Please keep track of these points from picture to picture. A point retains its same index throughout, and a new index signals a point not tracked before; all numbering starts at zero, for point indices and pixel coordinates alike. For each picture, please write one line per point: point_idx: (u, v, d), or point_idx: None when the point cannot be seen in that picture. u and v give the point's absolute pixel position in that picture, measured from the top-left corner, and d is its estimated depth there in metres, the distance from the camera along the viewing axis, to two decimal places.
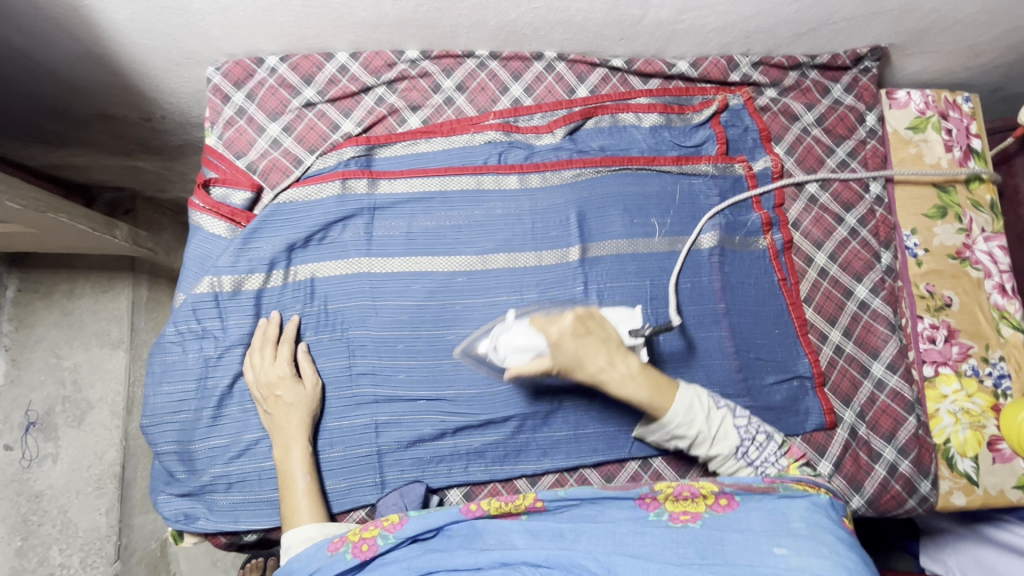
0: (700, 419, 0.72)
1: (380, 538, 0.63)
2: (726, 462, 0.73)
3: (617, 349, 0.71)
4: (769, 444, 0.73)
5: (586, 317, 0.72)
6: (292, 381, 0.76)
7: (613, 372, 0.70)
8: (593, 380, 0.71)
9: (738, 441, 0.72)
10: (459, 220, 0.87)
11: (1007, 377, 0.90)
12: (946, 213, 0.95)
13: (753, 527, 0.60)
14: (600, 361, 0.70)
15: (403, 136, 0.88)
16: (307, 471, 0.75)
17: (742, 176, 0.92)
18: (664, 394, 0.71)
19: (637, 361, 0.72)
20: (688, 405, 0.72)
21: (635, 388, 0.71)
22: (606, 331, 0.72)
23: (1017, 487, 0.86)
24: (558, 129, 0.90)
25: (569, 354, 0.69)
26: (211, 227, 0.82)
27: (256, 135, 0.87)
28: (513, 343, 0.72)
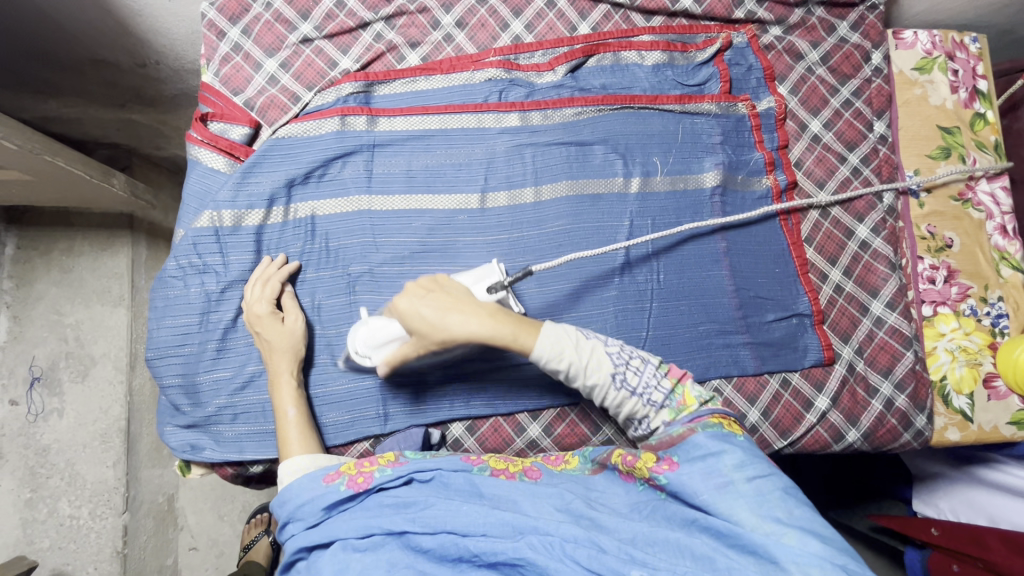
0: (567, 349, 0.64)
1: (378, 473, 0.64)
2: (607, 395, 0.65)
3: (463, 297, 0.66)
4: (646, 367, 0.66)
5: (431, 282, 0.69)
6: (271, 319, 0.76)
7: (455, 320, 0.64)
8: (440, 333, 0.64)
9: (614, 366, 0.64)
10: (459, 158, 0.86)
11: (1006, 317, 0.90)
12: (949, 153, 0.94)
13: (700, 493, 0.57)
14: (437, 314, 0.64)
15: (402, 73, 0.87)
16: (293, 403, 0.74)
17: (745, 115, 0.91)
18: (523, 329, 0.64)
19: (487, 304, 0.65)
20: (552, 337, 0.64)
21: (490, 328, 0.63)
22: (454, 286, 0.68)
23: (1011, 424, 0.87)
24: (560, 67, 0.89)
25: (408, 311, 0.66)
26: (210, 161, 0.81)
27: (253, 72, 0.85)
28: (376, 336, 0.74)
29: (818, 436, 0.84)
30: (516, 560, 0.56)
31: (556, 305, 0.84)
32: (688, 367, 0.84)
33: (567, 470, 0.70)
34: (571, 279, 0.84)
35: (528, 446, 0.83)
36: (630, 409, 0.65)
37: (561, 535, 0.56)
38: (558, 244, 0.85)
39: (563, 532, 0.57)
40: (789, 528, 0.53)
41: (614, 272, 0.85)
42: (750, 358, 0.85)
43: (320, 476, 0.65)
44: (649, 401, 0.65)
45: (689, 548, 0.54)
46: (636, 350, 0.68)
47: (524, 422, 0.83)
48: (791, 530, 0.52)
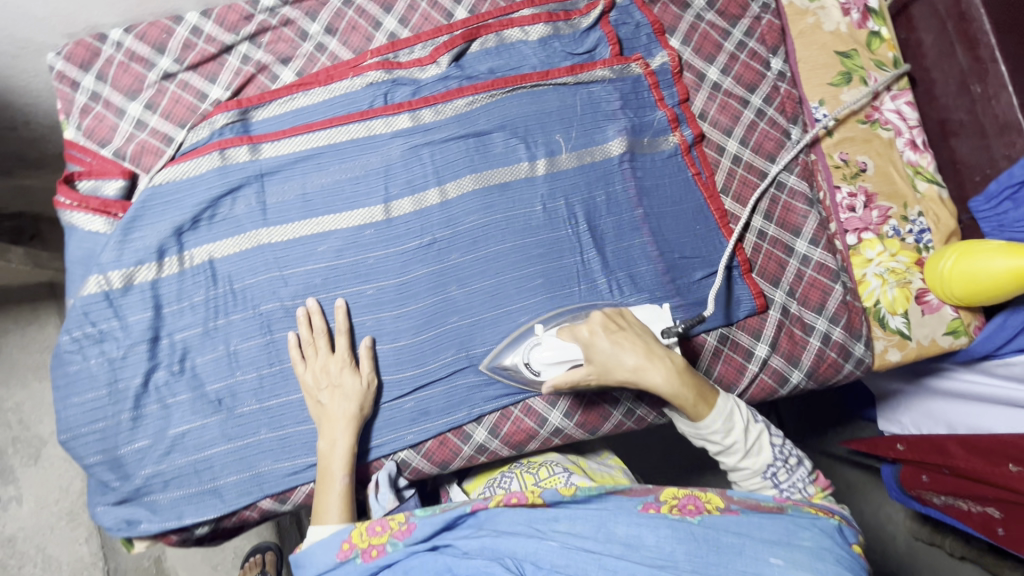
0: (733, 427, 0.70)
1: (391, 545, 0.64)
2: (751, 477, 0.71)
3: (652, 344, 0.70)
4: (798, 468, 0.71)
5: (615, 318, 0.73)
6: (350, 373, 0.75)
7: (651, 367, 0.68)
8: (629, 380, 0.69)
9: (771, 459, 0.70)
10: (355, 171, 0.82)
11: (928, 231, 0.91)
12: (851, 78, 0.93)
13: (752, 537, 0.61)
14: (632, 355, 0.69)
15: (277, 93, 0.82)
16: (345, 472, 0.72)
17: (641, 75, 0.89)
18: (704, 397, 0.69)
19: (672, 357, 0.70)
20: (727, 415, 0.69)
21: (679, 385, 0.68)
22: (640, 328, 0.72)
23: (948, 334, 0.88)
24: (442, 57, 0.85)
25: (602, 352, 0.69)
26: (86, 223, 0.76)
27: (117, 119, 0.80)
28: (546, 354, 0.73)
29: (764, 383, 0.84)
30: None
31: (482, 305, 0.82)
32: None
33: (582, 492, 0.64)
34: (492, 275, 0.82)
35: (478, 452, 0.81)
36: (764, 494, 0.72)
37: (538, 558, 0.60)
38: (473, 242, 0.83)
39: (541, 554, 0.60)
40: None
41: (534, 260, 0.83)
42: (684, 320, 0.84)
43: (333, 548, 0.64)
44: (788, 497, 0.70)
45: (668, 563, 0.59)
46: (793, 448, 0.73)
47: (470, 429, 0.81)
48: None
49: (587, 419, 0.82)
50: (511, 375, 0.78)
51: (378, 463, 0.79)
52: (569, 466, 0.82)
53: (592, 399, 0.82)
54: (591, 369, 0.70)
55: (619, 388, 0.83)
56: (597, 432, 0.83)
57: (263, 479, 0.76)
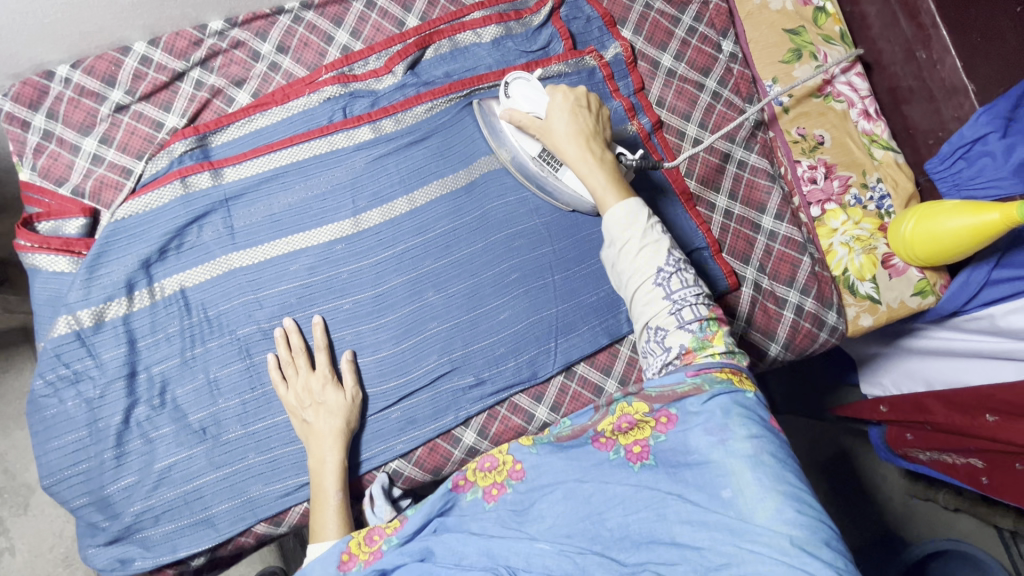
0: (633, 234, 0.67)
1: (386, 544, 0.63)
2: (644, 286, 0.66)
3: (601, 138, 0.73)
4: (694, 287, 0.66)
5: (586, 99, 0.75)
6: (334, 390, 0.75)
7: (586, 150, 0.71)
8: (557, 141, 0.73)
9: (664, 264, 0.66)
10: (320, 187, 0.82)
11: (888, 197, 0.93)
12: (801, 54, 0.95)
13: (694, 449, 0.58)
14: (576, 137, 0.72)
15: (234, 115, 0.81)
16: (339, 488, 0.72)
17: (596, 67, 0.90)
18: (615, 191, 0.69)
19: (611, 162, 0.72)
20: (630, 214, 0.67)
21: (597, 171, 0.71)
22: (602, 120, 0.75)
23: (917, 296, 0.90)
24: (397, 66, 0.85)
25: (557, 124, 0.72)
26: (50, 265, 0.75)
27: (73, 156, 0.79)
28: (521, 94, 0.76)
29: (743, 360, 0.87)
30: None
31: (460, 309, 0.82)
32: (604, 332, 0.85)
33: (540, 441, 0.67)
34: (467, 277, 0.83)
35: (469, 455, 0.82)
36: (654, 309, 0.66)
37: (529, 562, 0.57)
38: (446, 245, 0.83)
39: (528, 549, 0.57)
40: (774, 491, 0.53)
41: (507, 259, 0.84)
42: None
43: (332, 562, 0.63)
44: (676, 310, 0.65)
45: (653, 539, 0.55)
46: (692, 271, 0.68)
47: (459, 433, 0.81)
48: (776, 494, 0.53)
49: (574, 410, 0.84)
50: (486, 111, 0.84)
51: (370, 476, 0.79)
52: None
53: (576, 390, 0.84)
54: (543, 127, 0.74)
55: (602, 376, 0.85)
56: None
57: (257, 504, 0.76)
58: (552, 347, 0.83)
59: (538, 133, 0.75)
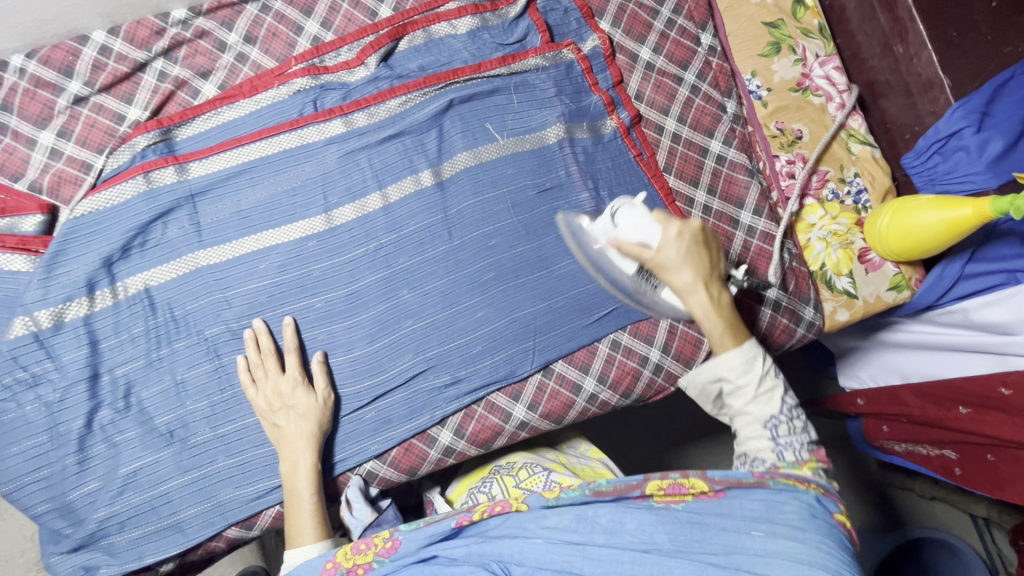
0: (754, 372, 0.70)
1: (376, 563, 0.63)
2: (751, 424, 0.70)
3: (716, 274, 0.72)
4: (805, 435, 0.70)
5: (703, 233, 0.72)
6: (304, 392, 0.73)
7: (704, 283, 0.70)
8: (673, 282, 0.70)
9: (778, 412, 0.69)
10: (290, 182, 0.80)
11: (865, 192, 0.94)
12: (780, 47, 0.95)
13: (731, 509, 0.62)
14: (700, 268, 0.70)
15: (201, 108, 0.79)
16: (314, 491, 0.71)
17: (574, 60, 0.88)
18: (732, 337, 0.70)
19: (726, 300, 0.72)
20: (749, 363, 0.70)
21: (715, 313, 0.70)
22: (716, 257, 0.72)
23: (892, 290, 0.91)
24: (369, 58, 0.83)
25: (676, 254, 0.70)
26: (5, 263, 0.72)
27: (29, 150, 0.75)
28: (631, 220, 0.71)
29: None
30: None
31: (436, 307, 0.81)
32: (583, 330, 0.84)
33: (566, 494, 0.64)
34: (442, 275, 0.81)
35: (446, 455, 0.81)
36: (757, 449, 0.70)
37: (522, 558, 0.60)
38: (421, 243, 0.82)
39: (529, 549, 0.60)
40: (809, 545, 0.58)
41: (484, 256, 0.83)
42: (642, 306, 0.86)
43: (317, 567, 0.63)
44: (781, 452, 0.68)
45: (651, 545, 0.59)
46: (800, 413, 0.71)
47: (435, 433, 0.80)
48: (812, 546, 0.58)
49: (552, 409, 0.83)
50: (578, 233, 0.82)
51: (344, 478, 0.78)
52: (549, 464, 0.83)
53: (555, 388, 0.83)
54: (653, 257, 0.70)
55: (580, 374, 0.84)
56: (562, 420, 0.84)
57: (227, 508, 0.74)
58: (530, 346, 0.82)
59: (648, 262, 0.70)
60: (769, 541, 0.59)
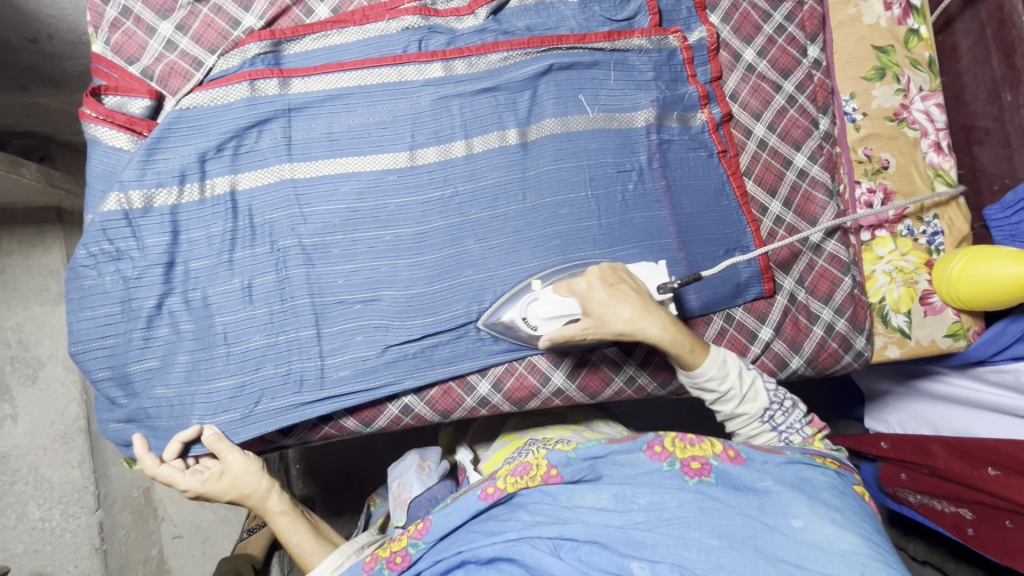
0: (731, 372, 0.74)
1: (412, 547, 0.67)
2: (750, 423, 0.76)
3: (647, 299, 0.71)
4: (794, 411, 0.77)
5: (613, 272, 0.72)
6: (211, 475, 0.75)
7: (647, 321, 0.69)
8: (621, 331, 0.69)
9: (768, 403, 0.75)
10: (382, 115, 0.82)
11: (941, 234, 0.92)
12: (884, 74, 0.93)
13: (762, 482, 0.65)
14: (630, 309, 0.69)
15: (312, 27, 0.81)
16: (290, 533, 0.76)
17: (677, 48, 0.88)
18: (696, 346, 0.73)
19: (669, 315, 0.72)
20: (720, 361, 0.74)
21: (675, 338, 0.70)
22: (635, 285, 0.72)
23: (948, 337, 0.91)
24: (480, 9, 0.85)
25: (602, 306, 0.69)
26: (109, 139, 0.76)
27: (148, 38, 0.78)
28: (545, 311, 0.73)
29: (765, 365, 0.87)
30: (514, 557, 0.61)
31: (497, 262, 0.82)
32: None
33: (583, 447, 0.69)
34: (509, 233, 0.83)
35: (480, 405, 0.83)
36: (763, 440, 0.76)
37: (563, 534, 0.61)
38: (495, 197, 0.83)
39: (579, 528, 0.62)
40: (852, 533, 0.60)
41: (553, 223, 0.84)
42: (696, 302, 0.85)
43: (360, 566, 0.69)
44: (786, 439, 0.76)
45: (690, 521, 0.60)
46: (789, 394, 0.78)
47: (475, 381, 0.83)
48: (854, 534, 0.60)
49: (590, 383, 0.84)
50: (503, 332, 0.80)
51: (381, 407, 0.81)
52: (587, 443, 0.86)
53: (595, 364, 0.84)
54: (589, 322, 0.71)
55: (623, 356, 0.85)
56: (596, 398, 0.85)
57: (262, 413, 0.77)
58: None
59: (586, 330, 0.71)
60: (820, 529, 0.60)
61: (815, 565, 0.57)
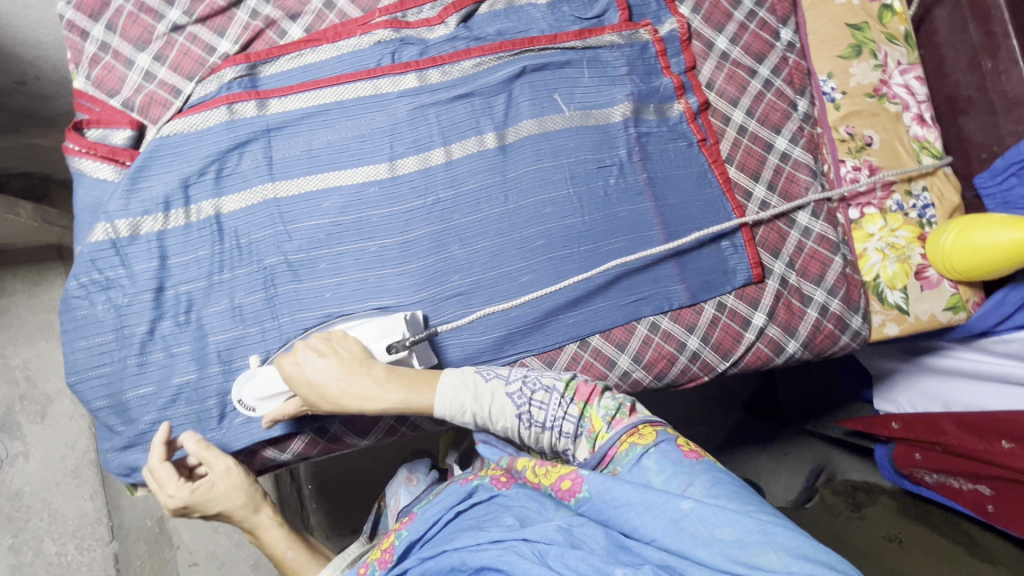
0: (466, 399, 0.67)
1: (398, 540, 0.69)
2: (520, 434, 0.68)
3: (358, 361, 0.69)
4: (551, 399, 0.68)
5: (326, 341, 0.72)
6: (205, 486, 0.71)
7: (345, 389, 0.68)
8: (334, 399, 0.68)
9: (515, 407, 0.67)
10: (361, 129, 0.83)
11: (931, 207, 0.91)
12: (861, 50, 0.92)
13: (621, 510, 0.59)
14: (331, 376, 0.68)
15: (286, 48, 0.82)
16: (286, 546, 0.72)
17: (649, 41, 0.89)
18: (416, 392, 0.68)
19: (383, 371, 0.69)
20: (450, 390, 0.68)
21: (385, 394, 0.67)
22: (350, 348, 0.71)
23: (947, 310, 0.89)
24: (450, 17, 0.85)
25: (310, 381, 0.69)
26: (95, 171, 0.78)
27: (126, 70, 0.80)
28: (257, 394, 0.74)
29: (760, 351, 0.86)
30: (503, 567, 0.58)
31: (483, 265, 0.83)
32: (620, 311, 0.85)
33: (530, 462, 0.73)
34: (492, 237, 0.83)
35: None
36: (545, 444, 0.69)
37: (550, 541, 0.59)
38: (477, 200, 0.83)
39: (559, 531, 0.59)
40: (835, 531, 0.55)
41: (535, 222, 0.84)
42: (682, 293, 0.85)
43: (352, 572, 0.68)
44: (559, 432, 0.67)
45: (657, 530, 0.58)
46: (542, 378, 0.70)
47: None
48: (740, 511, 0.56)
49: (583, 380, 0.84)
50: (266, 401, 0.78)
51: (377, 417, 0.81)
52: None
53: (589, 360, 0.84)
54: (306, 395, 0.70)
55: (616, 351, 0.84)
56: None
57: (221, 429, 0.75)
58: (568, 318, 0.84)
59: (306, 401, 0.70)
60: (717, 515, 0.55)
61: (723, 561, 0.53)
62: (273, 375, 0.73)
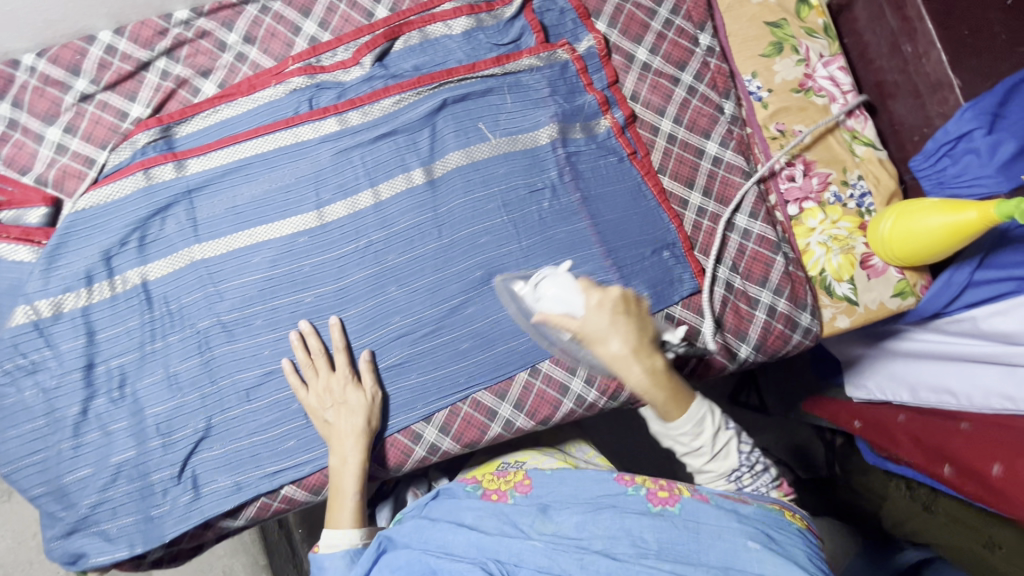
0: (708, 430, 0.65)
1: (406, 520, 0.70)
2: (714, 480, 0.69)
3: (647, 342, 0.61)
4: (763, 475, 0.70)
5: (625, 298, 0.62)
6: (350, 390, 0.76)
7: (630, 360, 0.59)
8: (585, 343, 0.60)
9: (737, 463, 0.68)
10: (285, 180, 0.81)
11: (869, 195, 0.91)
12: (782, 48, 0.93)
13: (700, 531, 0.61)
14: (623, 344, 0.59)
15: (200, 106, 0.81)
16: (357, 489, 0.74)
17: (568, 60, 0.88)
18: (676, 402, 0.62)
19: (664, 364, 0.61)
20: (697, 419, 0.64)
21: (650, 389, 0.61)
22: (647, 322, 0.62)
23: (896, 297, 0.88)
24: (364, 58, 0.84)
25: (596, 328, 0.60)
26: (9, 254, 0.75)
27: (37, 145, 0.79)
28: (552, 292, 0.64)
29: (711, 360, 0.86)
30: None
31: (423, 303, 0.81)
32: None
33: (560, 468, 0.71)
34: (429, 274, 0.82)
35: (431, 453, 0.82)
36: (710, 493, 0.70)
37: (521, 559, 0.61)
38: (410, 238, 0.82)
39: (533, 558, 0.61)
40: None
41: (473, 254, 0.83)
42: None
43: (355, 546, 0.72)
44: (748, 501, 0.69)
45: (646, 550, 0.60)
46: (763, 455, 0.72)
47: (420, 429, 0.81)
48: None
49: (537, 408, 0.83)
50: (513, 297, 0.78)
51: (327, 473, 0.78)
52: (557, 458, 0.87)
53: (541, 388, 0.83)
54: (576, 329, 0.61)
55: (567, 375, 0.83)
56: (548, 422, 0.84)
57: (380, 424, 0.79)
58: (516, 347, 0.82)
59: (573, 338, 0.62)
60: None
61: None
62: (573, 286, 0.63)
